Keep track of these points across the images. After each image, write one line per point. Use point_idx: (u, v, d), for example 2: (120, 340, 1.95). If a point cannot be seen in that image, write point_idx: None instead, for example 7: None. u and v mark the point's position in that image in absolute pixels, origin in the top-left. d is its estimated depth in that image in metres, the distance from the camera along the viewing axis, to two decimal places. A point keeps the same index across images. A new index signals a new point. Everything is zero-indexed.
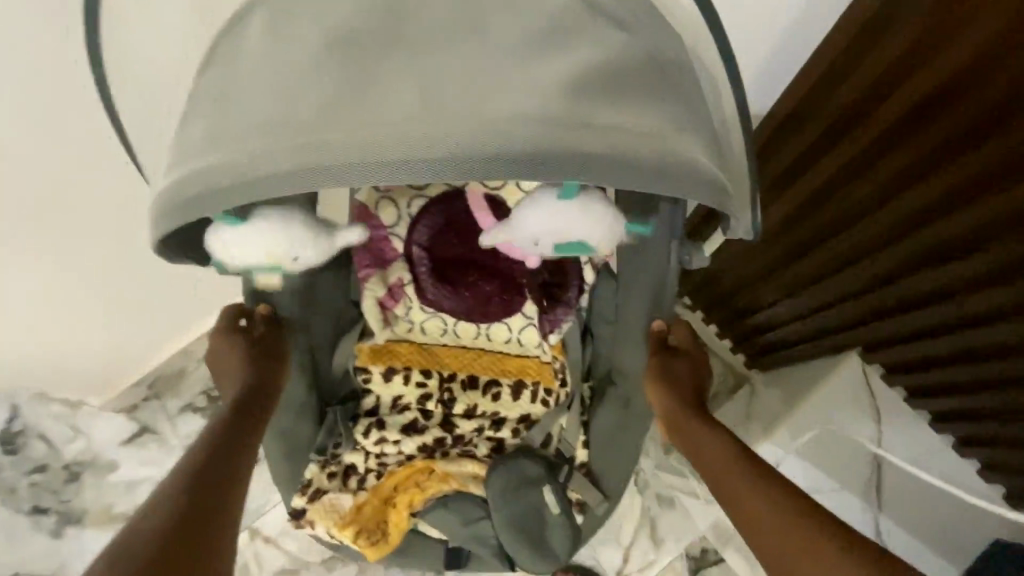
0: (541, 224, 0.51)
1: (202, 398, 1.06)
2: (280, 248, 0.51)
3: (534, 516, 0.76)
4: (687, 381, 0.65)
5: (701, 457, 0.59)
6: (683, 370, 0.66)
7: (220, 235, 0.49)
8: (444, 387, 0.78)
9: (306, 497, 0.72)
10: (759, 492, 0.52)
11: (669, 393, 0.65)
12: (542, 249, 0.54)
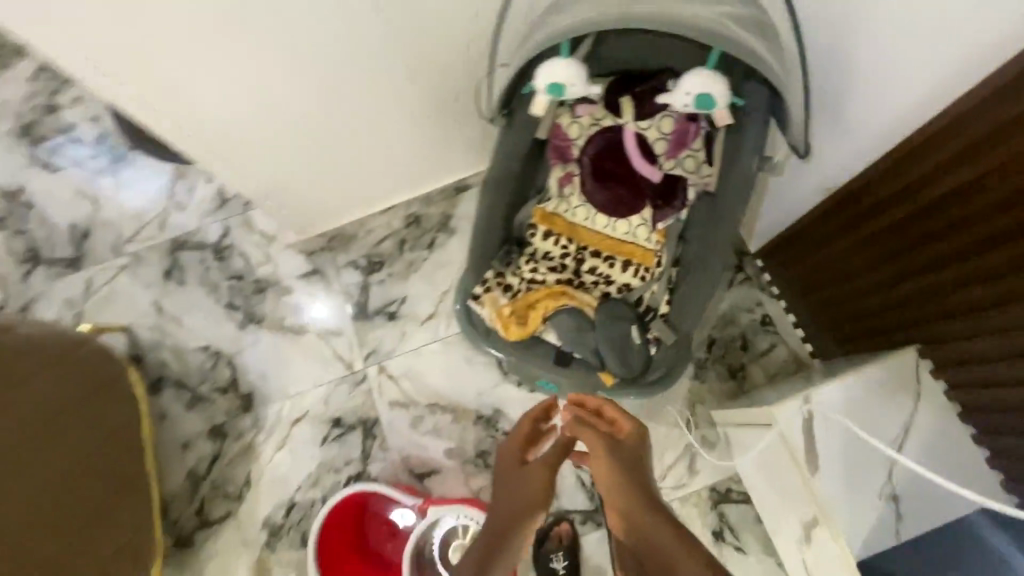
0: (693, 81, 1.00)
1: (363, 259, 1.58)
2: (573, 78, 1.03)
3: (624, 337, 1.12)
4: (638, 441, 0.88)
5: (620, 500, 0.76)
6: (633, 440, 0.88)
7: (555, 65, 1.02)
8: (579, 251, 1.20)
9: (483, 288, 1.16)
10: (644, 510, 0.72)
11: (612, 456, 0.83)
12: (687, 105, 1.03)
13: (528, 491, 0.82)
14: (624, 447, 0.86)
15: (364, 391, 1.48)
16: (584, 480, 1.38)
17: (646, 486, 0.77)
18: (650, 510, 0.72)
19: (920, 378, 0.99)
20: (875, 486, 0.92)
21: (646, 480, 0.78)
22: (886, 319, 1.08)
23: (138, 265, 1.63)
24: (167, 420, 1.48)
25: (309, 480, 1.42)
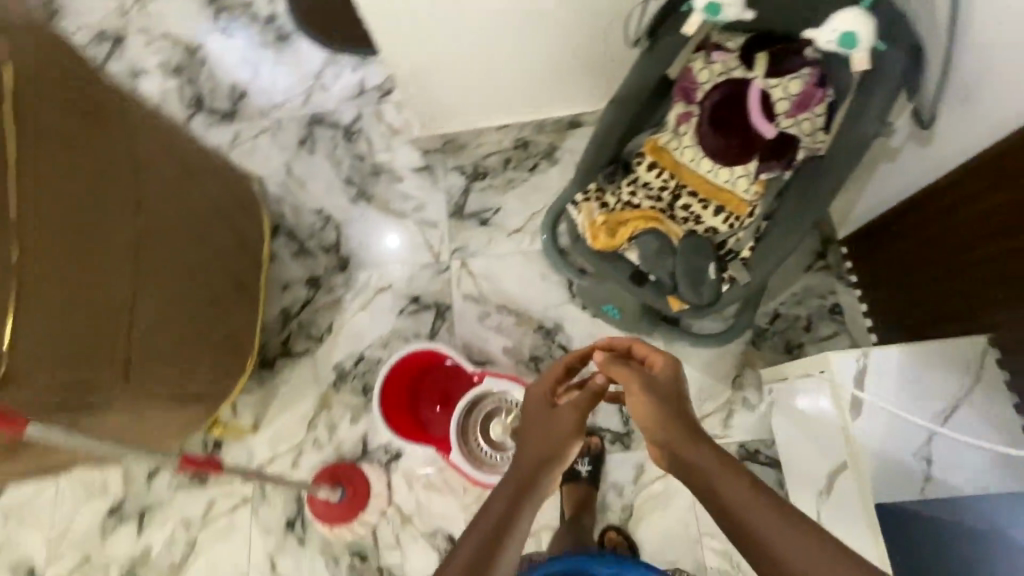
0: (840, 21, 0.98)
1: (469, 167, 1.73)
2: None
3: (699, 269, 1.21)
4: (671, 373, 0.87)
5: (661, 442, 0.81)
6: (665, 374, 0.88)
7: None
8: (677, 187, 1.29)
9: (583, 196, 1.28)
10: (693, 449, 0.78)
11: (643, 405, 0.84)
12: (829, 43, 1.00)
13: (566, 428, 0.89)
14: (658, 379, 0.88)
15: (444, 280, 1.63)
16: (623, 405, 1.47)
17: (689, 429, 0.80)
18: (694, 453, 0.77)
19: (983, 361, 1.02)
20: (914, 443, 0.97)
21: (685, 424, 0.81)
22: (965, 299, 1.10)
23: (278, 128, 1.85)
24: (274, 260, 1.69)
25: (381, 341, 1.59)
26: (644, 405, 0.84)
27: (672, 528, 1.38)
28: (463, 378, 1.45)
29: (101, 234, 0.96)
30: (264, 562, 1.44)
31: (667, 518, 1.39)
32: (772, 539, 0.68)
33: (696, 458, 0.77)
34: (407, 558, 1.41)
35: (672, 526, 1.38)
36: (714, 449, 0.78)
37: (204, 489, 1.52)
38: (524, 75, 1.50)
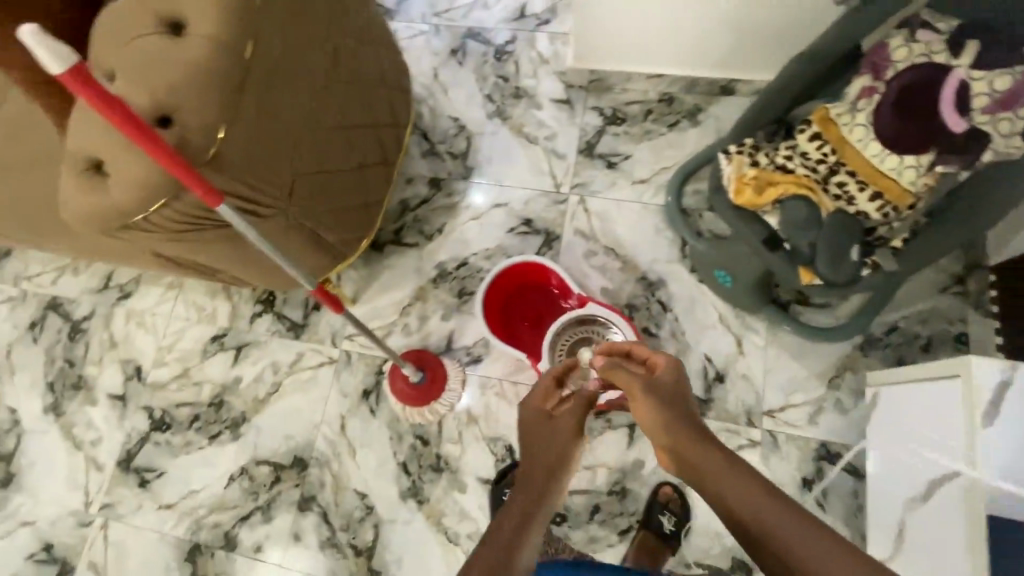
0: None
1: (609, 109, 1.72)
2: None
3: (844, 245, 1.16)
4: (672, 377, 0.99)
5: (671, 451, 0.90)
6: (666, 380, 0.99)
7: None
8: (836, 164, 1.23)
9: (738, 148, 1.25)
10: (696, 446, 0.88)
11: (646, 414, 0.95)
12: None
13: (566, 443, 1.00)
14: (654, 381, 0.98)
15: (559, 211, 1.65)
16: (709, 371, 1.45)
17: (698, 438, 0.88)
18: (703, 459, 0.85)
19: None
20: None
21: (688, 433, 0.89)
22: None
23: (432, 31, 1.89)
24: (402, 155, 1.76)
25: (485, 253, 1.64)
26: (652, 416, 0.93)
27: None
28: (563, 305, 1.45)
29: (295, 57, 0.98)
30: (335, 421, 1.54)
31: None
32: (792, 542, 0.70)
33: (706, 464, 0.84)
34: (465, 454, 1.47)
35: None
36: (725, 456, 0.84)
37: (296, 343, 1.63)
38: (701, 25, 1.48)
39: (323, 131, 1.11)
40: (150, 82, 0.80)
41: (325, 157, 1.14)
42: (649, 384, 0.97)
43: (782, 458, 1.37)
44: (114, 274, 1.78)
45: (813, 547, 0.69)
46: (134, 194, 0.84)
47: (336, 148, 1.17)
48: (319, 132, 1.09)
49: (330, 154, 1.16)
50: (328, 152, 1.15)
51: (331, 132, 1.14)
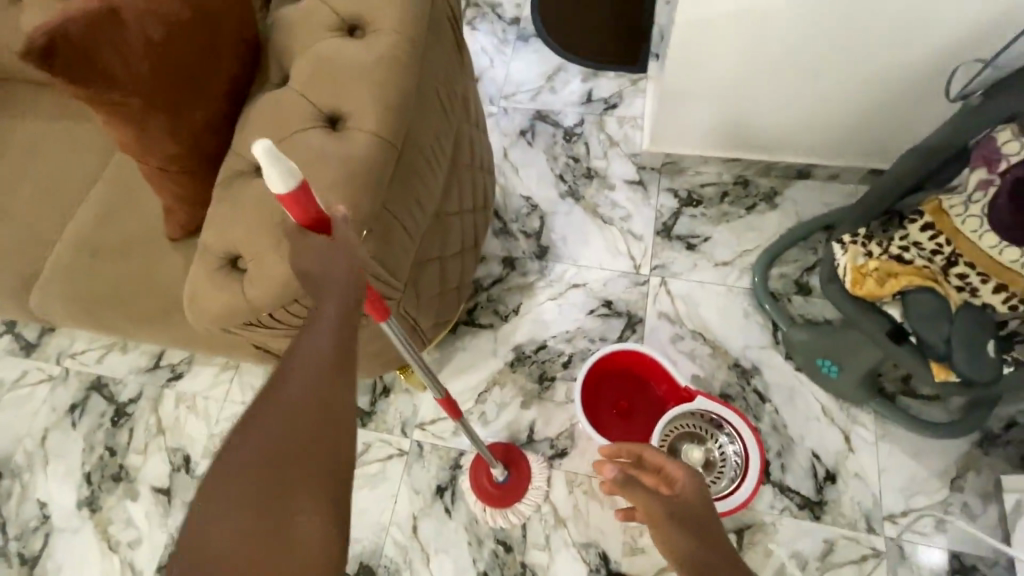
0: None
1: (683, 191, 1.71)
2: None
3: (977, 342, 1.10)
4: (694, 501, 0.88)
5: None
6: (685, 508, 0.86)
7: None
8: (952, 254, 1.18)
9: (851, 239, 1.22)
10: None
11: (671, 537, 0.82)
12: None
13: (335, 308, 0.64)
14: (676, 485, 0.90)
15: (641, 293, 1.59)
16: (819, 469, 1.34)
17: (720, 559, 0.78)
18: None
19: None
20: None
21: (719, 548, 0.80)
22: None
23: (500, 113, 1.91)
24: None
25: (565, 336, 1.56)
26: (679, 539, 0.81)
27: None
28: (660, 400, 1.36)
29: (437, 148, 0.95)
30: (406, 521, 1.40)
31: None
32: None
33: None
34: (554, 563, 1.32)
35: None
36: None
37: (363, 431, 1.51)
38: (784, 116, 1.50)
39: (440, 218, 1.08)
40: (314, 181, 0.76)
41: (438, 243, 1.11)
42: (668, 486, 0.90)
43: (912, 571, 1.24)
44: (165, 353, 1.67)
45: None
46: (275, 294, 0.77)
47: (446, 232, 1.13)
48: (437, 219, 1.06)
49: (443, 239, 1.13)
50: (441, 236, 1.11)
51: (445, 217, 1.11)
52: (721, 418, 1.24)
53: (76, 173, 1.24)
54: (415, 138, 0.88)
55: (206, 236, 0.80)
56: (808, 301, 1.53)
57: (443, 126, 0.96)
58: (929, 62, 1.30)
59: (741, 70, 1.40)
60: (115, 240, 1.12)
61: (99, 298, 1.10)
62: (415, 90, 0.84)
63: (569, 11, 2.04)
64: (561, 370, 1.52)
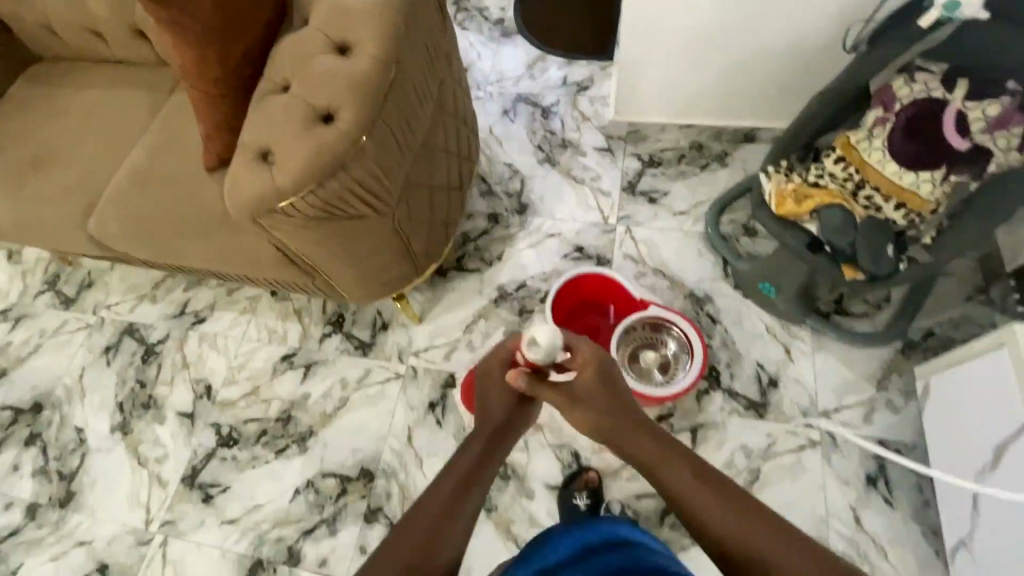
0: None
1: (645, 156, 1.96)
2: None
3: (876, 245, 1.32)
4: (587, 380, 1.06)
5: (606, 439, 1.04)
6: (583, 387, 1.05)
7: None
8: (859, 180, 1.40)
9: (775, 171, 1.46)
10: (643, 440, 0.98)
11: (575, 412, 1.07)
12: None
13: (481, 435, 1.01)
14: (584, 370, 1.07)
15: (609, 239, 1.81)
16: (763, 376, 1.53)
17: (607, 423, 1.03)
18: (619, 434, 1.01)
19: None
20: None
21: (607, 414, 1.03)
22: None
23: (487, 96, 2.18)
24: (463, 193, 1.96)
25: (542, 276, 1.78)
26: (581, 415, 1.06)
27: (798, 503, 1.38)
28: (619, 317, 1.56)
29: (426, 83, 1.20)
30: (402, 432, 1.59)
31: (795, 492, 1.39)
32: (698, 498, 0.86)
33: (631, 440, 1.00)
34: (531, 462, 1.50)
35: (797, 500, 1.38)
36: (648, 428, 1.01)
37: (365, 359, 1.70)
38: (723, 83, 1.76)
39: (430, 148, 1.33)
40: (328, 89, 1.01)
41: (429, 172, 1.36)
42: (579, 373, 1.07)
43: (843, 456, 1.42)
44: (189, 301, 1.88)
45: (740, 513, 0.82)
46: (296, 176, 1.01)
47: (436, 164, 1.38)
48: (427, 148, 1.31)
49: (433, 170, 1.37)
50: (431, 166, 1.35)
51: (434, 151, 1.35)
52: (671, 323, 1.45)
53: (126, 126, 1.49)
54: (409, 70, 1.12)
55: (245, 136, 1.05)
56: (754, 241, 1.74)
57: (430, 66, 1.20)
58: (837, 27, 1.56)
59: (685, 42, 1.66)
60: (160, 172, 1.36)
61: (149, 219, 1.34)
62: (406, 27, 1.08)
63: (547, 11, 2.34)
64: (539, 305, 1.73)
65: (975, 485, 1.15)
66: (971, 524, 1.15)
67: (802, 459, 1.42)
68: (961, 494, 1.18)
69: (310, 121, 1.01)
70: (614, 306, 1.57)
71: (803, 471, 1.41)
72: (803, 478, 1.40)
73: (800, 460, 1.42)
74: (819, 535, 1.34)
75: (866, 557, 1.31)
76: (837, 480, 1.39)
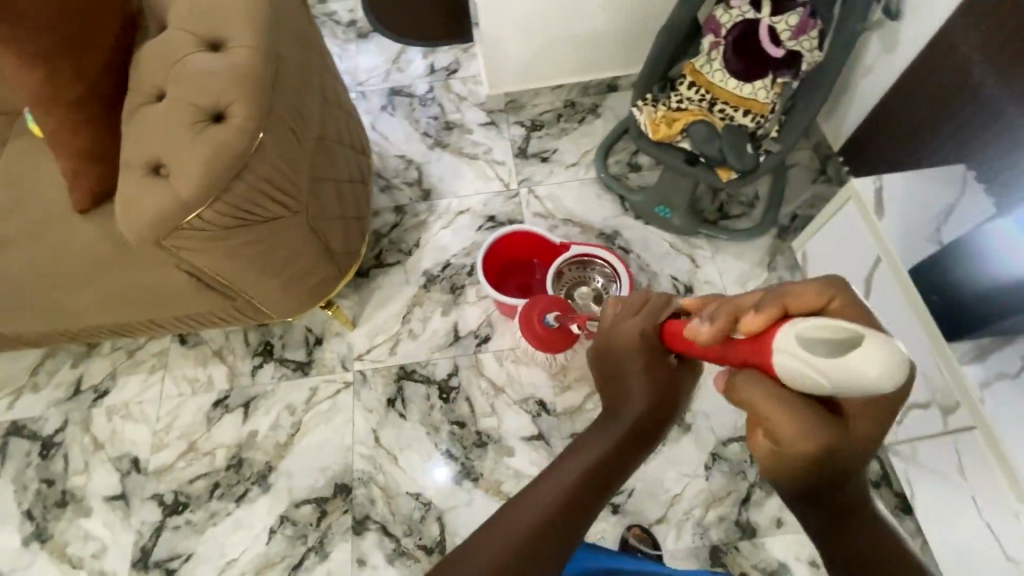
0: None
1: (527, 122, 2.07)
2: None
3: (737, 147, 1.55)
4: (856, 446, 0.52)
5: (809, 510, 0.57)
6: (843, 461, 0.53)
7: None
8: (711, 97, 1.61)
9: (644, 103, 1.64)
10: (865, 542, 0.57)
11: (797, 483, 0.54)
12: None
13: (603, 442, 0.65)
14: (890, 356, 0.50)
15: (515, 203, 1.90)
16: (679, 287, 1.72)
17: (838, 512, 0.56)
18: (858, 516, 0.57)
19: (965, 182, 1.30)
20: (927, 232, 1.24)
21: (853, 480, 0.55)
22: (919, 153, 1.46)
23: (360, 96, 2.16)
24: None
25: (463, 251, 1.82)
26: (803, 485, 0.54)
27: None
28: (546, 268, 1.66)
29: (309, 76, 1.18)
30: (368, 437, 1.55)
31: None
32: None
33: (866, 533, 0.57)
34: (503, 423, 1.55)
35: None
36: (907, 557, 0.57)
37: (306, 379, 1.63)
38: (579, 41, 1.90)
39: (326, 142, 1.32)
40: (210, 87, 0.98)
41: (331, 169, 1.34)
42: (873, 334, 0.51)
43: None
44: (83, 377, 1.66)
45: None
46: (194, 185, 0.96)
47: (336, 159, 1.37)
48: (323, 144, 1.29)
49: (334, 166, 1.36)
50: (332, 162, 1.34)
51: (332, 148, 1.34)
52: (594, 256, 1.56)
53: None
54: (289, 63, 1.10)
55: (130, 153, 0.99)
56: (641, 174, 1.93)
57: (309, 59, 1.20)
58: None
59: (535, 9, 1.77)
60: (20, 223, 1.21)
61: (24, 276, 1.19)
62: (274, 18, 1.07)
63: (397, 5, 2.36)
64: (468, 278, 1.76)
65: None
66: None
67: None
68: None
69: (198, 121, 0.97)
70: (539, 258, 1.67)
71: None
72: None
73: None
74: None
75: None
76: None
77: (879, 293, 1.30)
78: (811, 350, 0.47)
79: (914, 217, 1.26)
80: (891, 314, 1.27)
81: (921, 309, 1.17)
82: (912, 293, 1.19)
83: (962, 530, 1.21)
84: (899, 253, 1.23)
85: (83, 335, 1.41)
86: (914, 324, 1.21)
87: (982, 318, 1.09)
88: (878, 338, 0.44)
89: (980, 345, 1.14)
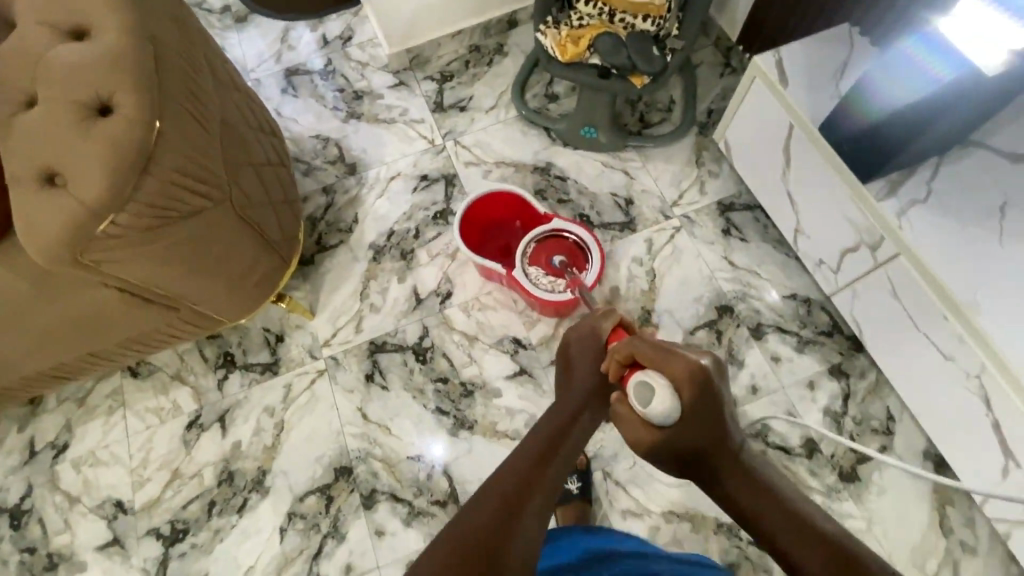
0: None
1: (436, 74, 2.02)
2: None
3: (644, 51, 1.58)
4: (694, 438, 0.76)
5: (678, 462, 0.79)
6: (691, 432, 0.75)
7: None
8: (610, 10, 1.62)
9: (546, 28, 1.64)
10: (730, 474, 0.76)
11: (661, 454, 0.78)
12: None
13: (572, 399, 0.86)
14: (688, 366, 0.76)
15: (444, 157, 1.88)
16: (621, 201, 1.77)
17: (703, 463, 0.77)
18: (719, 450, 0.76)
19: (852, 38, 1.39)
20: (829, 88, 1.32)
21: (718, 457, 0.76)
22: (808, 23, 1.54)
23: (256, 84, 2.04)
24: None
25: (405, 216, 1.79)
26: (675, 473, 0.79)
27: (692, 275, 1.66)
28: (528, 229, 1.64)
29: (198, 56, 1.11)
30: (355, 416, 1.54)
31: (685, 270, 1.66)
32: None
33: (746, 488, 0.75)
34: (485, 368, 1.57)
35: (690, 273, 1.66)
36: (773, 498, 0.75)
37: (278, 378, 1.58)
38: None
39: (234, 125, 1.25)
40: (87, 77, 0.91)
41: (247, 155, 1.28)
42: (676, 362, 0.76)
43: (701, 226, 1.72)
44: (36, 437, 1.55)
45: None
46: (98, 186, 0.89)
47: (250, 143, 1.31)
48: (232, 128, 1.23)
49: (249, 150, 1.30)
50: (246, 147, 1.28)
51: (242, 132, 1.28)
52: (568, 233, 1.57)
53: None
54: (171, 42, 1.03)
55: (17, 168, 0.91)
56: (561, 103, 1.94)
57: (191, 37, 1.12)
58: None
59: None
60: None
61: None
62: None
63: None
64: (416, 241, 1.74)
65: (784, 184, 1.47)
66: (795, 213, 1.48)
67: (677, 242, 1.70)
68: (779, 198, 1.52)
69: (85, 117, 0.91)
70: (520, 222, 1.65)
71: (682, 251, 1.69)
72: (685, 257, 1.68)
73: (676, 244, 1.70)
74: (715, 288, 1.63)
75: (749, 283, 1.64)
76: (706, 243, 1.69)
77: (797, 159, 1.39)
78: (636, 402, 0.75)
79: (815, 77, 1.34)
80: (812, 178, 1.37)
81: (837, 159, 1.26)
82: (825, 146, 1.28)
83: (903, 356, 1.34)
84: (808, 112, 1.31)
85: (19, 389, 1.31)
86: (833, 174, 1.31)
87: (885, 155, 1.18)
88: (664, 389, 0.74)
89: (890, 180, 1.24)
